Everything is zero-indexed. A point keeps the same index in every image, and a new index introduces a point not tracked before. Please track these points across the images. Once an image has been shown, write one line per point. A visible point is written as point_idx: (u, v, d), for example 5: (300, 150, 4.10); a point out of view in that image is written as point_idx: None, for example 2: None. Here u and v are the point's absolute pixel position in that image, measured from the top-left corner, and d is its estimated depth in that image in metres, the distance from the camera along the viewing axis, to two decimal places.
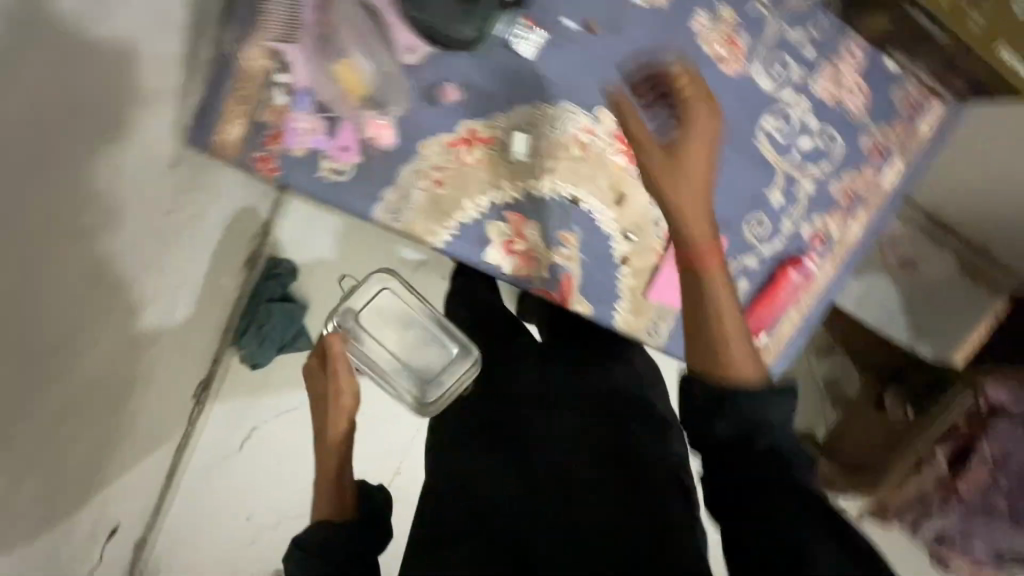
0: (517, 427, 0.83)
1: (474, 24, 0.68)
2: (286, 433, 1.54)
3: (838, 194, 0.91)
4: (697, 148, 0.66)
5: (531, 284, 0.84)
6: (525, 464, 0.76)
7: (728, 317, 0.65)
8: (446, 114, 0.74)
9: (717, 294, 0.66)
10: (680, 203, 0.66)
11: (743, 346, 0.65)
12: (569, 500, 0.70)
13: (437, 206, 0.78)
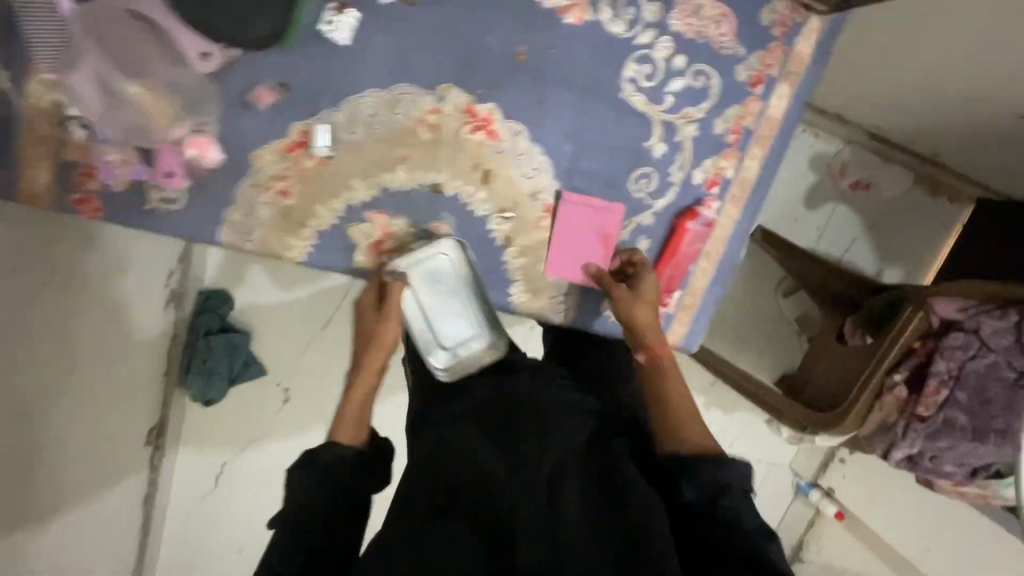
0: (491, 415, 0.73)
1: (268, 20, 0.64)
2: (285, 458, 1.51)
3: (725, 134, 0.85)
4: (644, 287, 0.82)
5: (409, 282, 0.80)
6: (505, 439, 0.68)
7: (678, 398, 0.73)
8: (269, 119, 0.69)
9: (676, 389, 0.74)
10: (630, 312, 0.80)
11: (691, 424, 0.70)
12: (539, 486, 0.62)
13: (287, 219, 0.74)
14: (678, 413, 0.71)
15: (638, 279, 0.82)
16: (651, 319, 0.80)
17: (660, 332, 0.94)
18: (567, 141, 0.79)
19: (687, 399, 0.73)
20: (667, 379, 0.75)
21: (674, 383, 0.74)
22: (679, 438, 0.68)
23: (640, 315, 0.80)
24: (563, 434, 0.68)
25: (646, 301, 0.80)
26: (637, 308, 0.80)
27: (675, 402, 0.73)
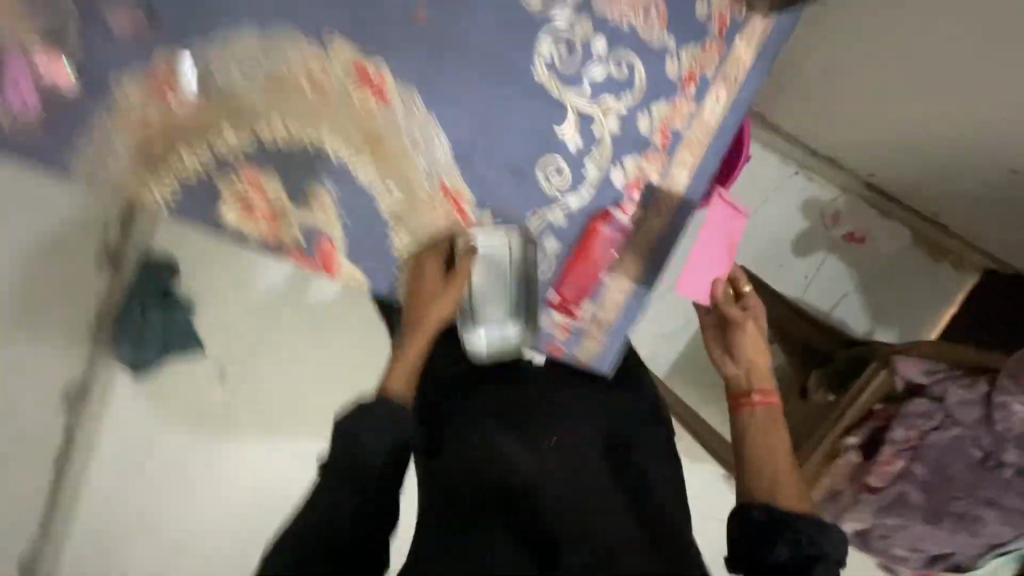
0: (499, 407, 0.79)
1: None
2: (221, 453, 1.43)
3: (652, 134, 0.77)
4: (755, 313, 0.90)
5: (280, 249, 0.74)
6: (519, 435, 0.75)
7: (768, 441, 0.80)
8: (134, 48, 0.65)
9: (767, 429, 0.82)
10: (754, 334, 0.90)
11: (789, 464, 0.78)
12: (558, 483, 0.68)
13: (147, 161, 0.68)
14: (773, 446, 0.80)
15: (749, 305, 0.90)
16: (757, 347, 0.90)
17: (567, 346, 0.84)
18: (467, 117, 0.73)
19: (777, 431, 0.82)
20: (761, 415, 0.83)
21: (772, 422, 0.83)
22: (776, 472, 0.77)
23: (750, 343, 0.89)
24: (567, 435, 0.75)
25: (751, 329, 0.90)
26: (749, 331, 0.89)
27: (775, 433, 0.82)
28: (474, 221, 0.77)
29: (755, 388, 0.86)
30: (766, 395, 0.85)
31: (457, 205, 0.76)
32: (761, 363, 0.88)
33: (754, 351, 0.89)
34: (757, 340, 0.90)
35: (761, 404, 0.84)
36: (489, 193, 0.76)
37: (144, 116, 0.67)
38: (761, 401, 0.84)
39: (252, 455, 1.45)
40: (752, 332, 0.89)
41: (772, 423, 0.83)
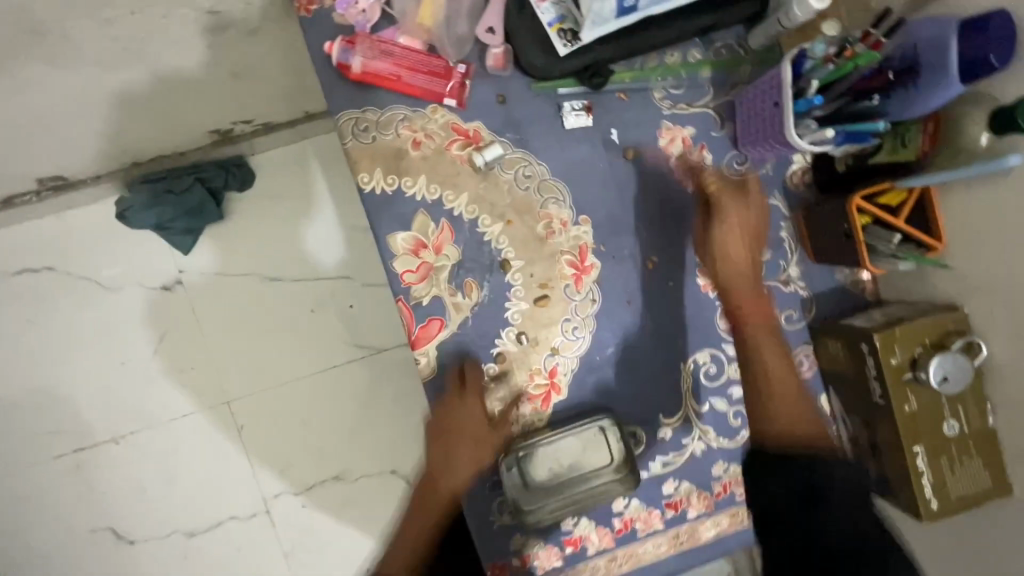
0: None
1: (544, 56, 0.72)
2: (92, 328, 1.46)
3: (716, 481, 0.81)
4: (729, 225, 0.75)
5: (401, 294, 0.75)
6: None
7: (784, 409, 0.77)
8: (470, 104, 0.75)
9: (783, 401, 0.77)
10: (745, 286, 0.77)
11: None
12: None
13: (385, 152, 0.73)
14: (796, 427, 0.77)
15: (720, 233, 0.75)
16: (755, 298, 0.77)
17: None
18: (614, 347, 0.79)
19: (795, 410, 0.77)
20: (774, 382, 0.78)
21: (778, 398, 0.77)
22: (787, 430, 0.77)
23: (744, 292, 0.77)
24: None
25: (737, 247, 0.76)
26: (731, 269, 0.76)
27: (791, 406, 0.77)
28: (546, 416, 0.78)
29: (752, 360, 0.78)
30: (766, 361, 0.78)
31: (549, 394, 0.78)
32: (772, 317, 0.79)
33: (754, 298, 0.77)
34: (756, 265, 0.77)
35: (774, 372, 0.78)
36: (574, 409, 0.79)
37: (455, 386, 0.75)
38: (784, 371, 0.78)
39: (111, 360, 1.47)
40: (755, 273, 0.77)
41: (790, 394, 0.78)
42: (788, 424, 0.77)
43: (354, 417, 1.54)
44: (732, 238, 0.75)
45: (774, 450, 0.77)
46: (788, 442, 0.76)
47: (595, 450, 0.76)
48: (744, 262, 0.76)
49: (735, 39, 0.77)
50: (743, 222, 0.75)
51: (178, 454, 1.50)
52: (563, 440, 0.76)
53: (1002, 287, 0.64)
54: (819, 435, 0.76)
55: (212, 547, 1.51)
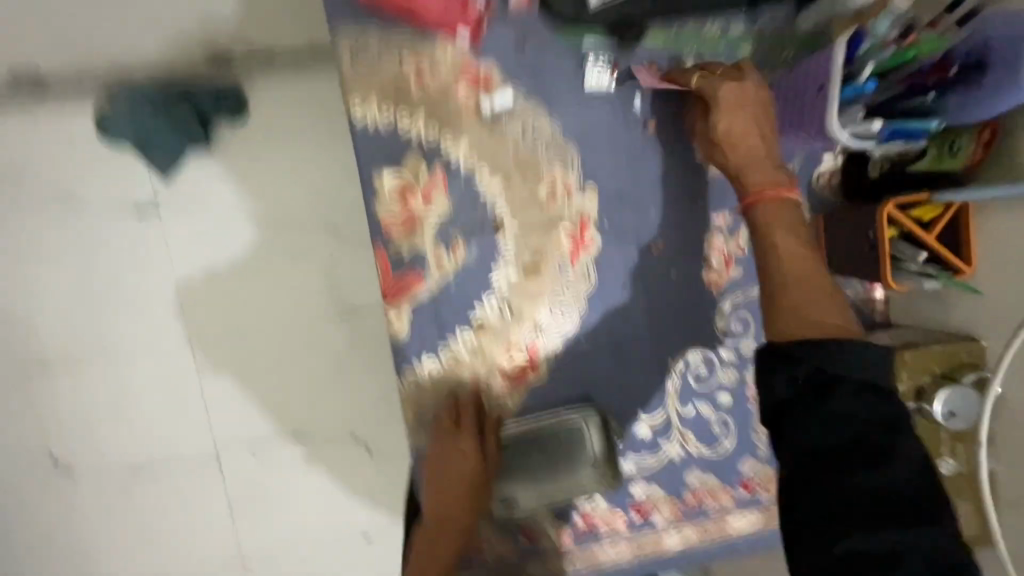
0: None
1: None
2: (43, 242, 1.34)
3: (688, 489, 0.76)
4: (733, 101, 0.63)
5: (380, 240, 0.67)
6: None
7: (805, 291, 0.57)
8: (485, 42, 0.67)
9: (809, 290, 0.57)
10: (746, 160, 0.63)
11: None
12: None
13: (383, 80, 0.66)
14: (822, 310, 0.55)
15: (717, 104, 0.63)
16: (772, 172, 0.62)
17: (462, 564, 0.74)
18: (601, 333, 0.73)
19: (829, 299, 0.56)
20: (792, 267, 0.58)
21: (805, 286, 0.57)
22: (825, 323, 0.55)
23: (755, 170, 0.63)
24: None
25: (744, 121, 0.63)
26: (739, 144, 0.63)
27: (820, 298, 0.57)
28: (518, 396, 0.72)
29: (773, 250, 0.59)
30: (779, 240, 0.60)
31: (525, 372, 0.72)
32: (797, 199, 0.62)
33: (775, 175, 0.62)
34: (768, 137, 0.63)
35: (789, 249, 0.59)
36: (550, 392, 0.73)
37: (447, 413, 0.70)
38: (811, 257, 0.59)
39: (65, 280, 1.37)
40: (769, 148, 0.63)
41: (817, 280, 0.57)
42: (820, 312, 0.55)
43: (318, 377, 1.47)
44: (732, 113, 0.63)
45: (788, 339, 0.54)
46: (827, 336, 0.53)
47: (585, 436, 0.72)
48: (750, 131, 0.63)
49: (782, 18, 0.71)
50: (746, 91, 0.63)
51: (127, 390, 1.42)
52: (546, 432, 0.71)
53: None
54: (839, 328, 0.54)
55: (150, 490, 1.46)
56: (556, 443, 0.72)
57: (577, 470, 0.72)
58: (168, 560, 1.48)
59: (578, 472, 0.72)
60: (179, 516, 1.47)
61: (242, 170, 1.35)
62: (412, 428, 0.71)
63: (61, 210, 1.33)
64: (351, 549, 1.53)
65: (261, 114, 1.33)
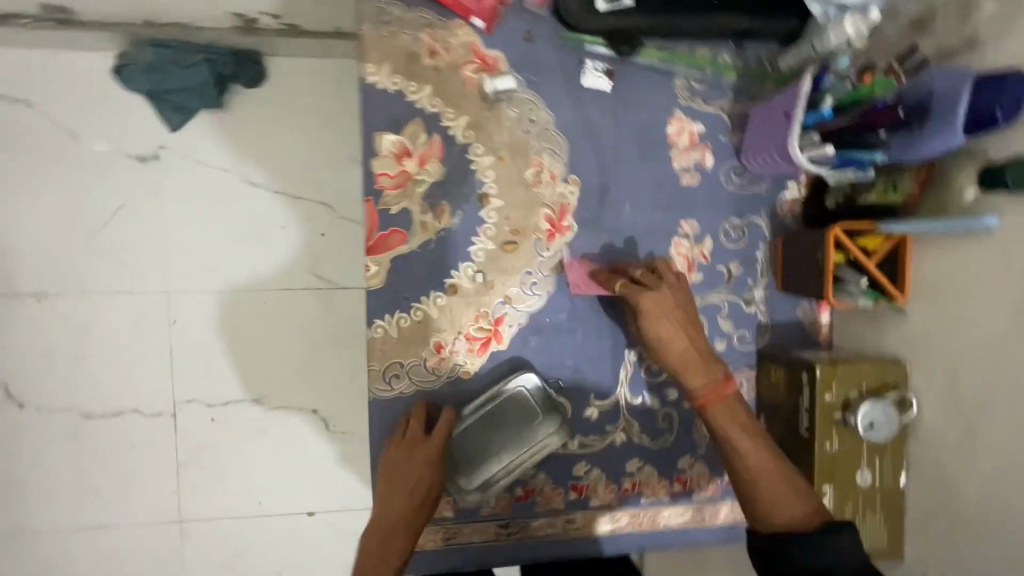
0: None
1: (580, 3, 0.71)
2: (51, 175, 1.42)
3: (627, 475, 0.80)
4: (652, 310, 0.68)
5: (371, 195, 0.72)
6: None
7: (768, 483, 0.63)
8: (496, 30, 0.74)
9: (769, 482, 0.63)
10: (681, 363, 0.67)
11: None
12: None
13: (397, 49, 0.72)
14: (785, 504, 0.62)
15: (642, 312, 0.68)
16: (709, 380, 0.66)
17: None
18: (566, 315, 0.77)
19: (793, 496, 0.62)
20: (751, 463, 0.64)
21: (765, 480, 0.64)
22: (789, 517, 0.62)
23: (691, 375, 0.67)
24: None
25: (671, 325, 0.67)
26: (670, 350, 0.67)
27: (784, 489, 0.63)
28: (479, 363, 0.76)
29: (738, 455, 0.65)
30: (740, 447, 0.65)
31: (489, 341, 0.76)
32: (737, 391, 0.66)
33: (713, 378, 0.66)
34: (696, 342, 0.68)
35: (749, 452, 0.64)
36: (509, 363, 0.77)
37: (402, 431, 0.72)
38: (767, 450, 0.65)
39: (63, 213, 1.42)
40: (697, 351, 0.67)
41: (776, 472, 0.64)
42: (784, 511, 0.62)
43: (290, 345, 1.51)
44: (659, 318, 0.67)
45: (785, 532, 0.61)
46: (796, 529, 0.61)
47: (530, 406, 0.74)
48: (676, 333, 0.67)
49: (767, 54, 0.78)
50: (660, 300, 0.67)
51: (97, 330, 1.44)
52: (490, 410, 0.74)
53: (945, 350, 0.65)
54: (803, 523, 0.61)
55: (102, 434, 1.45)
56: (507, 413, 0.74)
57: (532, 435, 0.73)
58: (107, 507, 1.47)
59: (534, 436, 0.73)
60: (127, 464, 1.47)
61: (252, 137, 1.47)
62: (373, 377, 0.74)
63: (78, 147, 1.42)
64: (294, 522, 1.54)
65: (278, 91, 1.47)
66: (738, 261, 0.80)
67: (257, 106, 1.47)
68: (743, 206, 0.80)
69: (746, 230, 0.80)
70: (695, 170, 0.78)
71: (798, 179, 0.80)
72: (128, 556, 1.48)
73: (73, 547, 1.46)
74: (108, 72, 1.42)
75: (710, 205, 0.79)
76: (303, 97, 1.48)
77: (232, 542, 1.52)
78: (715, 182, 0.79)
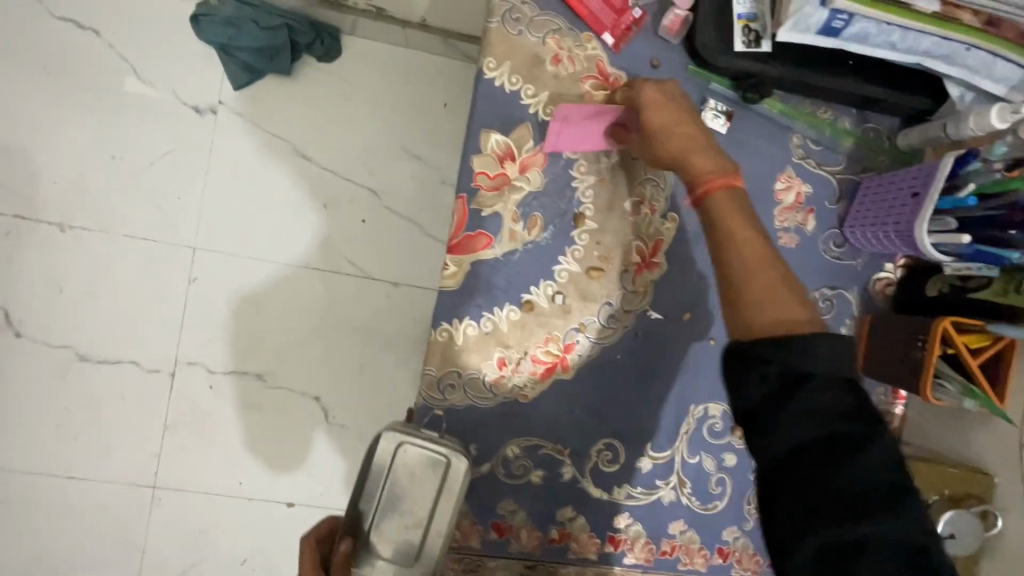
0: None
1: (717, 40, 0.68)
2: (105, 108, 1.38)
3: (667, 536, 0.74)
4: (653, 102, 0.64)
5: (465, 192, 0.68)
6: None
7: (758, 283, 0.55)
8: (623, 51, 0.71)
9: (763, 281, 0.55)
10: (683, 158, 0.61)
11: None
12: None
13: (522, 49, 0.69)
14: (775, 302, 0.54)
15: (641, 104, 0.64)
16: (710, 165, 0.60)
17: None
18: (638, 355, 0.73)
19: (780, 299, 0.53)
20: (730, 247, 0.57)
21: (751, 275, 0.55)
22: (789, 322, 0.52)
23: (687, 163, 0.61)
24: None
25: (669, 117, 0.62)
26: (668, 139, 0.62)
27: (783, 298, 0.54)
28: (540, 388, 0.71)
29: (725, 246, 0.57)
30: (732, 234, 0.57)
31: (554, 367, 0.71)
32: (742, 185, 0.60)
33: (715, 164, 0.60)
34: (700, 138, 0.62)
35: (735, 237, 0.57)
36: (570, 394, 0.72)
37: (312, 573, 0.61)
38: (760, 242, 0.57)
39: (107, 148, 1.38)
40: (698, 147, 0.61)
41: (776, 279, 0.55)
42: (771, 306, 0.54)
43: (307, 325, 1.44)
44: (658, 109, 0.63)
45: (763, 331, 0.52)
46: (779, 326, 0.52)
47: (409, 456, 0.61)
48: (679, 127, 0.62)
49: (886, 127, 0.76)
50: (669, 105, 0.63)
51: (115, 272, 1.38)
52: (380, 488, 0.61)
53: None
54: (793, 318, 0.53)
55: (93, 379, 1.38)
56: (396, 477, 0.61)
57: (432, 479, 0.61)
58: (79, 456, 1.38)
59: (432, 476, 0.61)
60: (110, 415, 1.38)
61: (315, 111, 1.45)
62: (428, 383, 0.69)
63: (138, 87, 1.39)
64: (269, 511, 1.42)
65: (350, 71, 1.46)
66: None
67: (327, 80, 1.45)
68: (837, 277, 0.76)
69: (835, 303, 0.76)
70: (796, 231, 0.75)
71: (895, 260, 0.76)
72: (86, 513, 1.38)
73: (34, 495, 1.37)
74: (185, 18, 1.40)
75: (804, 270, 0.76)
76: (374, 81, 1.46)
77: (198, 520, 1.41)
78: (813, 248, 0.76)
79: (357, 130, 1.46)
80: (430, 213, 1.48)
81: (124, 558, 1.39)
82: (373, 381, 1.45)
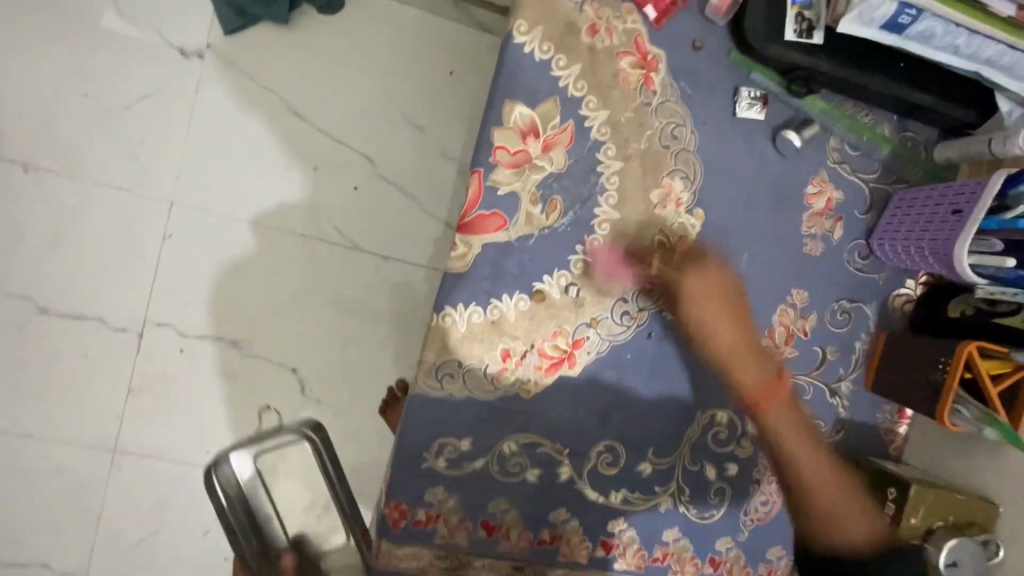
0: None
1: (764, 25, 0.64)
2: (83, 43, 1.27)
3: (661, 542, 0.72)
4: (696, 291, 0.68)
5: (483, 167, 0.62)
6: None
7: (827, 487, 0.69)
8: (662, 26, 0.66)
9: (834, 490, 0.69)
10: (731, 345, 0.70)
11: None
12: None
13: (557, 13, 0.63)
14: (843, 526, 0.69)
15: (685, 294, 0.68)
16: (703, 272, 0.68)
17: (412, 532, 0.66)
18: (647, 356, 0.69)
19: (855, 510, 0.68)
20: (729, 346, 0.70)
21: (821, 483, 0.69)
22: (850, 539, 0.68)
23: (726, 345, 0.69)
24: None
25: (715, 311, 0.68)
26: (717, 330, 0.68)
27: (847, 510, 0.69)
28: (545, 384, 0.67)
29: (788, 452, 0.69)
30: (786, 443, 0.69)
31: (561, 363, 0.67)
32: (788, 388, 0.70)
33: (765, 372, 0.69)
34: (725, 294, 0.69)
35: (807, 457, 0.69)
36: (575, 391, 0.68)
37: None
38: (811, 441, 0.69)
39: (82, 87, 1.27)
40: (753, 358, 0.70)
41: (833, 485, 0.69)
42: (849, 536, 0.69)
43: (289, 295, 1.36)
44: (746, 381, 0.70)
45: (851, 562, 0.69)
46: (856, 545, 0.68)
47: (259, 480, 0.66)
48: (715, 312, 0.68)
49: (924, 139, 0.72)
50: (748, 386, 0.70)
51: (84, 223, 1.28)
52: None
53: None
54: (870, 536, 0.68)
55: (54, 335, 1.29)
56: None
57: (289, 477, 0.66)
58: (36, 416, 1.29)
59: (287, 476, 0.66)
60: (71, 375, 1.30)
61: (313, 68, 1.35)
62: (424, 372, 0.64)
63: (122, 25, 1.28)
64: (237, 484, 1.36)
65: (353, 30, 1.37)
66: (837, 347, 0.73)
67: (328, 38, 1.36)
68: (857, 290, 0.73)
69: (853, 316, 0.73)
70: (822, 238, 0.72)
71: (917, 276, 0.74)
72: (39, 476, 1.30)
73: None
74: None
75: (825, 279, 0.72)
76: (379, 43, 1.38)
77: (161, 490, 1.34)
78: (837, 257, 0.72)
79: (356, 93, 1.37)
80: (428, 189, 1.41)
81: (77, 526, 1.31)
82: (356, 358, 1.39)
